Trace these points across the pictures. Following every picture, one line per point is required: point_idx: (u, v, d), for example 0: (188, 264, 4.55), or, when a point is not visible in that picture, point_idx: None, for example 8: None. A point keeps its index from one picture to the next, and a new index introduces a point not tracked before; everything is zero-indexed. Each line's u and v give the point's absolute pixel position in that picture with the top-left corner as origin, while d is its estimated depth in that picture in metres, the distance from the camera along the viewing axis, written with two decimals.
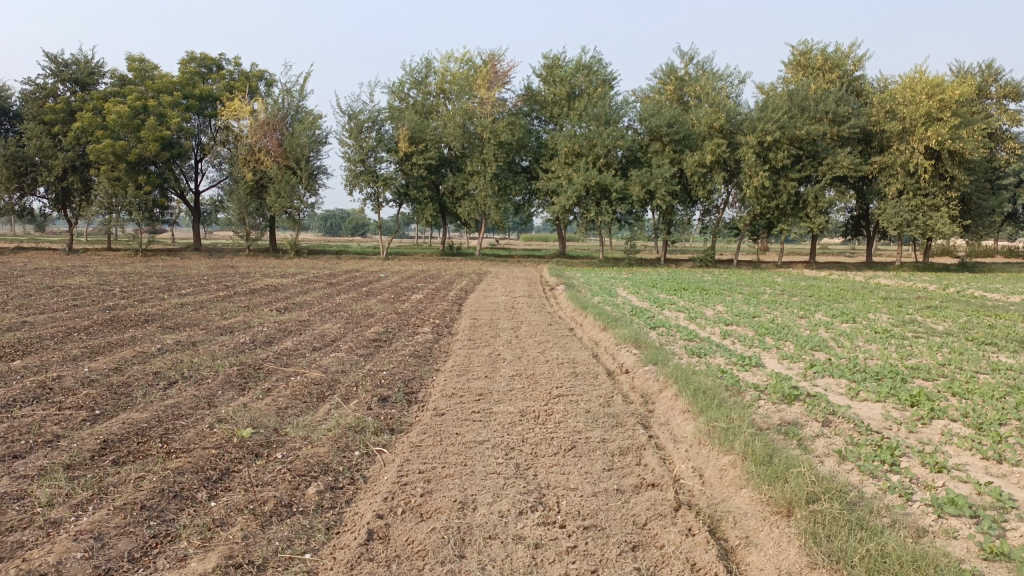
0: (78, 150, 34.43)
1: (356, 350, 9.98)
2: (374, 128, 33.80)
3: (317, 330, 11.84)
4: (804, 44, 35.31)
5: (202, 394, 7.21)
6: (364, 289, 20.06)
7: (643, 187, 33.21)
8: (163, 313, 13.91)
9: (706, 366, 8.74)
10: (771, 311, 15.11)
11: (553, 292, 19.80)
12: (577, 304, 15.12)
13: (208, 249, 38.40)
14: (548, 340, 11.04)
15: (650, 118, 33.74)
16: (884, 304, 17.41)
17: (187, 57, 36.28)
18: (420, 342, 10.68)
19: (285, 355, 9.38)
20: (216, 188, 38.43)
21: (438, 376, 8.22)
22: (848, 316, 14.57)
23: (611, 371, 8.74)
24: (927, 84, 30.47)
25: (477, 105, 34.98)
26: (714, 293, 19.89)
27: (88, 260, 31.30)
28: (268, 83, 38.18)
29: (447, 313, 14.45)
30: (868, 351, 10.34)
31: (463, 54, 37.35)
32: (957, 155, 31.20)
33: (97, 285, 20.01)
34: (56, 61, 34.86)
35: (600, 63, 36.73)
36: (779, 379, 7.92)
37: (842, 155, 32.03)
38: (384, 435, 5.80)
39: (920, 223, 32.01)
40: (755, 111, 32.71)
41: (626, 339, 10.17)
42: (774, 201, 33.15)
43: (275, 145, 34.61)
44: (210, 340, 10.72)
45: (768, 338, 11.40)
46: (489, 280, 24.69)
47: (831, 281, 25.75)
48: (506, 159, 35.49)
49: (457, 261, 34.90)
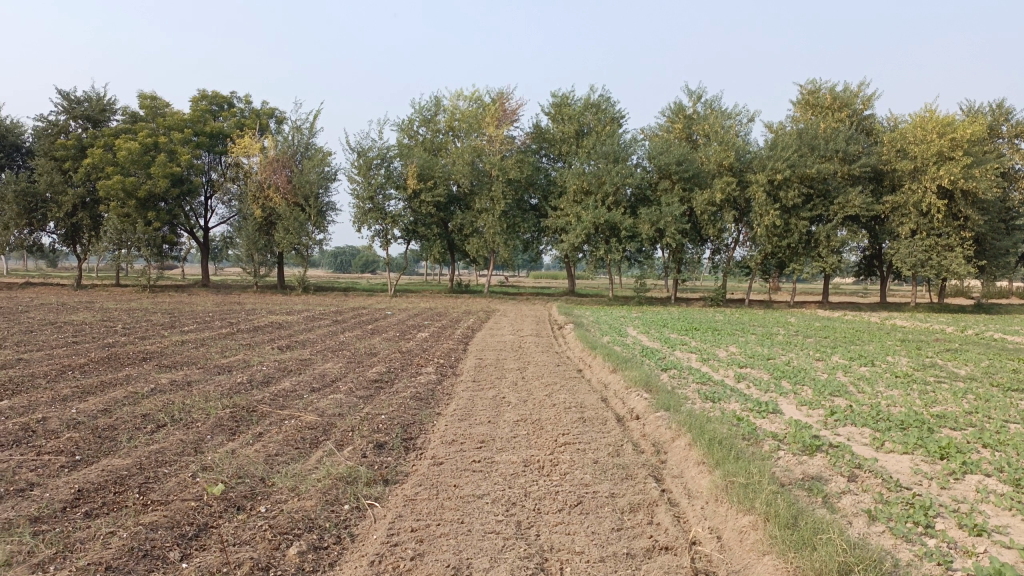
0: (89, 186, 34.54)
1: (356, 391, 9.63)
2: (383, 165, 33.81)
3: (318, 369, 11.50)
4: (813, 83, 35.30)
5: (190, 439, 6.86)
6: (369, 327, 19.74)
7: (653, 226, 32.98)
8: (162, 351, 13.60)
9: (721, 412, 8.34)
10: (786, 353, 14.68)
11: (561, 331, 19.41)
12: (586, 344, 14.75)
13: (215, 285, 38.28)
14: (555, 382, 10.65)
15: (659, 157, 33.67)
16: (901, 346, 16.94)
17: (200, 94, 36.60)
18: (422, 383, 10.31)
19: (281, 397, 9.03)
20: (225, 224, 38.45)
21: (438, 420, 7.85)
22: (865, 359, 14.11)
23: (620, 416, 8.33)
24: (937, 124, 30.29)
25: (486, 143, 35.00)
26: (726, 334, 19.48)
27: (95, 297, 31.17)
28: (279, 121, 38.41)
29: (452, 353, 14.08)
30: (889, 397, 9.90)
31: (472, 93, 37.56)
32: (971, 195, 30.86)
33: (99, 321, 19.76)
34: (70, 98, 35.19)
35: (609, 102, 36.81)
36: (799, 428, 7.51)
37: (854, 194, 31.76)
38: (377, 487, 5.42)
39: (934, 263, 31.50)
40: (765, 149, 32.57)
41: (636, 382, 9.77)
42: (785, 240, 32.85)
43: (284, 182, 34.65)
44: (206, 379, 10.39)
45: (784, 382, 10.97)
46: (496, 318, 24.37)
47: (845, 322, 25.27)
48: (515, 197, 35.38)
49: (465, 299, 34.62)
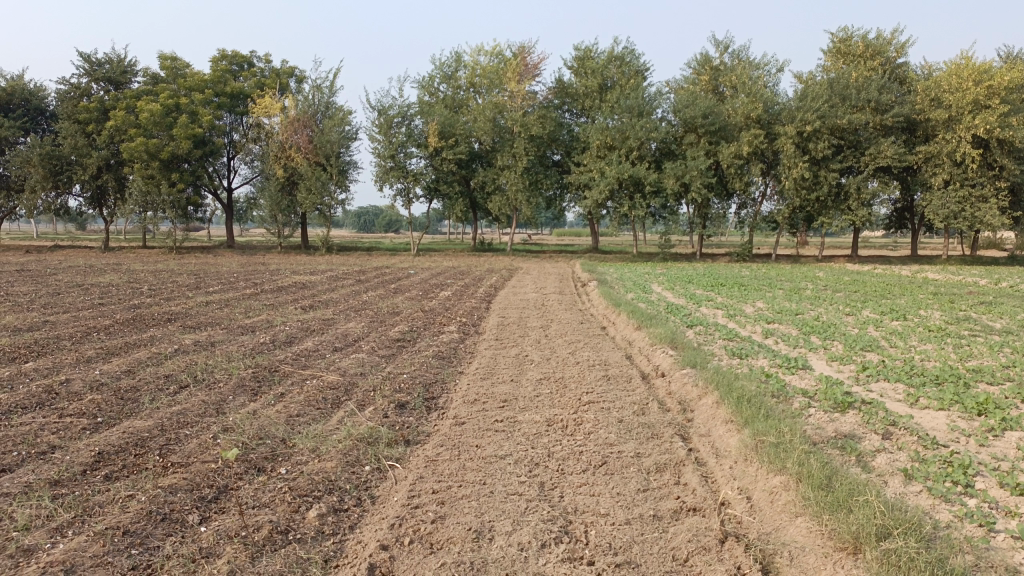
0: (112, 149, 34.63)
1: (378, 350, 9.55)
2: (404, 123, 33.48)
3: (341, 329, 11.45)
4: (844, 30, 34.16)
5: (211, 400, 6.83)
6: (392, 286, 19.68)
7: (677, 180, 32.45)
8: (187, 311, 13.64)
9: (748, 368, 8.16)
10: (815, 308, 14.38)
11: (585, 288, 19.24)
12: (610, 301, 14.56)
13: (240, 247, 38.47)
14: (579, 340, 10.51)
15: (684, 110, 32.96)
16: (934, 300, 16.54)
17: (219, 54, 36.36)
18: (445, 342, 10.21)
19: (303, 357, 8.99)
20: (248, 185, 38.48)
21: (461, 379, 7.76)
22: (897, 313, 13.78)
23: (645, 374, 8.18)
24: (974, 71, 29.23)
25: (507, 99, 34.45)
26: (753, 289, 19.16)
27: (123, 258, 31.46)
28: (298, 80, 38.10)
29: (475, 311, 13.98)
30: (923, 352, 9.62)
31: (493, 48, 36.89)
32: (1008, 144, 29.90)
33: (126, 283, 19.91)
34: (91, 60, 35.12)
35: (633, 54, 35.98)
36: (830, 385, 7.32)
37: (885, 145, 30.93)
38: (398, 447, 5.34)
39: (968, 215, 30.70)
40: (793, 100, 31.74)
41: (662, 339, 9.61)
42: (813, 193, 32.16)
43: (305, 142, 34.48)
44: (229, 340, 10.38)
45: (813, 338, 10.74)
46: (520, 276, 24.20)
47: (875, 275, 24.77)
48: (538, 153, 34.95)
49: (488, 257, 34.49)
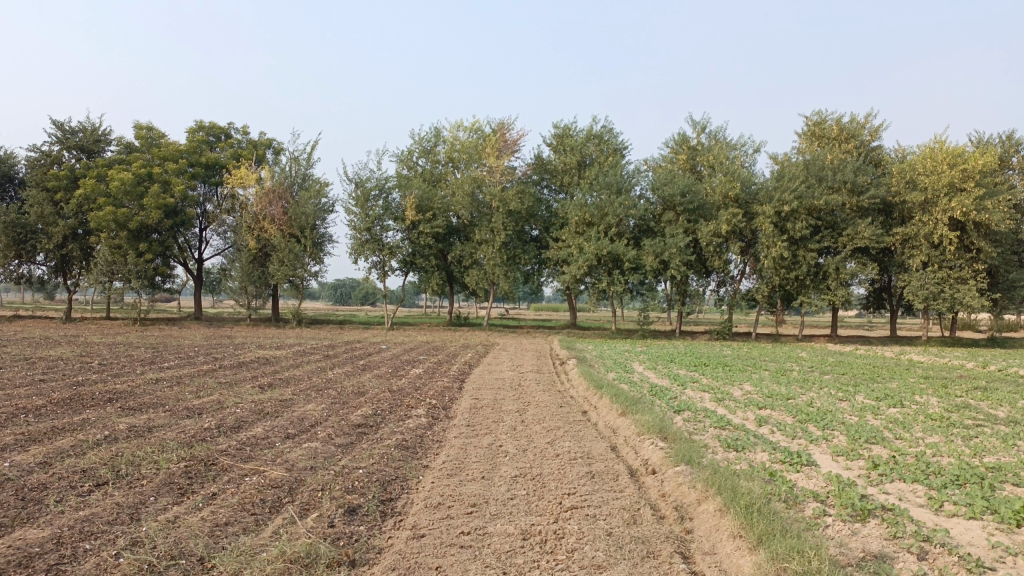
0: (81, 218, 33.72)
1: (335, 438, 8.53)
2: (381, 196, 33.07)
3: (298, 412, 10.44)
4: (819, 114, 34.59)
5: (128, 503, 5.81)
6: (361, 363, 18.69)
7: (657, 257, 32.11)
8: (133, 390, 12.55)
9: (747, 464, 7.31)
10: (806, 392, 13.59)
11: (563, 368, 18.35)
12: (591, 382, 13.70)
13: (208, 319, 37.23)
14: (558, 427, 9.61)
15: (663, 187, 32.91)
16: (927, 385, 15.86)
17: (196, 125, 36.03)
18: (411, 429, 9.24)
19: (248, 446, 7.96)
20: (219, 255, 37.54)
21: (426, 476, 6.82)
22: (893, 399, 13.01)
23: (634, 470, 7.28)
24: (948, 154, 29.53)
25: (486, 174, 34.16)
26: (738, 370, 18.42)
27: (83, 330, 30.19)
28: (275, 151, 37.77)
29: (446, 392, 13.03)
30: (932, 444, 8.82)
31: (472, 124, 36.95)
32: (984, 226, 29.98)
33: (76, 357, 18.68)
34: (63, 128, 34.58)
35: (611, 133, 36.15)
36: (842, 487, 6.47)
37: (863, 225, 30.91)
38: (340, 572, 4.39)
39: (947, 295, 30.44)
40: (771, 180, 31.79)
41: (650, 429, 8.73)
42: (793, 272, 31.90)
43: (279, 213, 33.85)
44: (171, 425, 9.33)
45: (810, 427, 9.93)
46: (496, 352, 23.35)
47: (859, 356, 24.19)
48: (516, 228, 34.53)
49: (464, 333, 33.64)
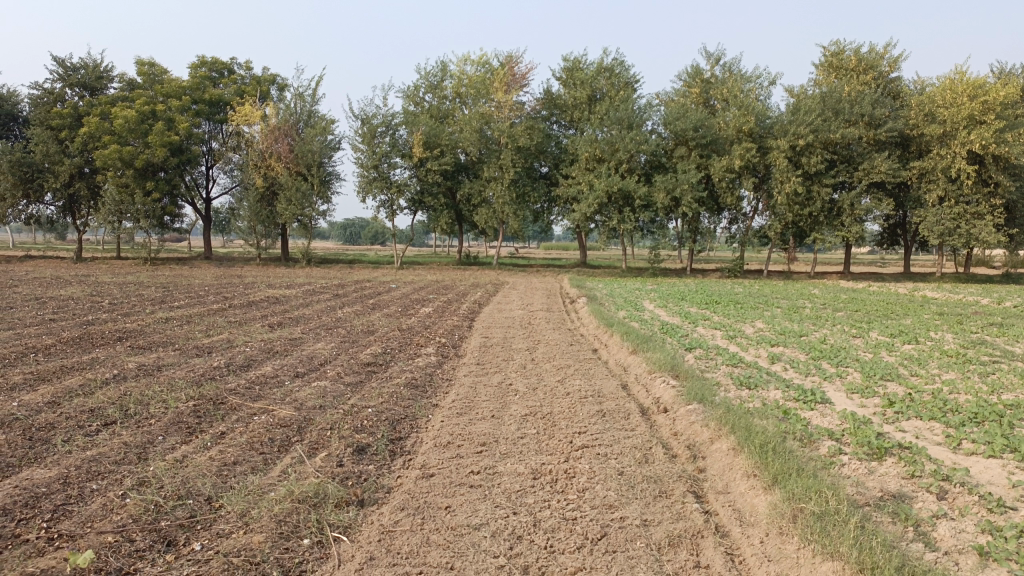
0: (86, 157, 33.43)
1: (343, 377, 8.47)
2: (388, 133, 32.56)
3: (307, 351, 10.39)
4: (836, 44, 33.50)
5: (135, 442, 5.77)
6: (370, 301, 18.61)
7: (668, 194, 31.66)
8: (143, 329, 12.53)
9: (761, 402, 7.21)
10: (819, 329, 13.44)
11: (573, 305, 18.23)
12: (601, 320, 13.58)
13: (217, 258, 37.22)
14: (568, 365, 9.52)
15: (675, 122, 32.23)
16: (940, 321, 15.67)
17: (198, 61, 35.35)
18: (420, 367, 9.18)
19: (257, 385, 7.91)
20: (227, 194, 37.28)
21: (435, 415, 6.75)
22: (907, 336, 12.85)
23: (645, 408, 7.18)
24: (968, 86, 28.69)
25: (494, 109, 33.49)
26: (749, 308, 18.25)
27: (94, 269, 30.24)
28: (280, 88, 37.12)
29: (456, 330, 12.95)
30: (948, 381, 8.69)
31: (479, 57, 36.07)
32: (1003, 160, 29.30)
33: (87, 297, 18.68)
34: (65, 65, 33.97)
35: (622, 66, 35.23)
36: (858, 425, 6.37)
37: (879, 160, 30.27)
38: (348, 512, 4.33)
39: (963, 231, 29.96)
40: (786, 114, 31.05)
41: (661, 367, 8.63)
42: (806, 208, 31.43)
43: (286, 151, 33.48)
44: (179, 364, 9.29)
45: (824, 364, 9.81)
46: (505, 291, 23.23)
47: (872, 293, 23.96)
48: (525, 165, 34.04)
49: (473, 271, 33.56)
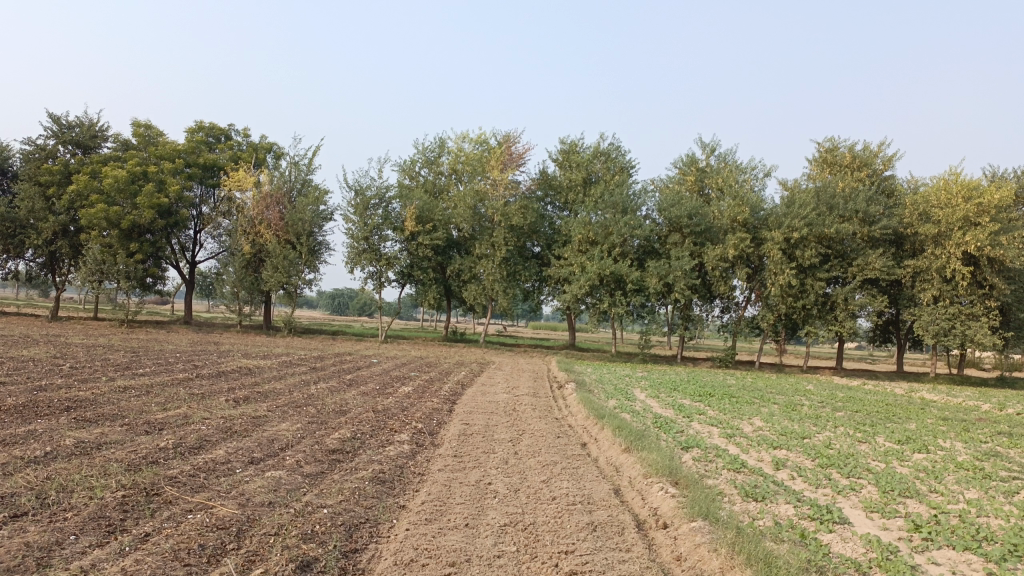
0: (72, 214, 32.80)
1: (303, 467, 7.55)
2: (381, 205, 32.26)
3: (270, 432, 9.48)
4: (830, 141, 33.76)
5: (39, 542, 4.84)
6: (348, 377, 17.66)
7: (661, 280, 31.22)
8: (97, 398, 11.56)
9: (771, 521, 6.38)
10: (822, 431, 12.60)
11: (562, 392, 17.38)
12: (591, 411, 12.72)
13: (198, 323, 36.20)
14: (556, 462, 8.65)
15: (670, 209, 32.06)
16: (946, 428, 14.88)
17: (195, 126, 35.27)
18: (391, 458, 8.28)
19: (202, 473, 7.00)
20: (213, 259, 36.57)
21: (401, 520, 5.86)
22: (916, 443, 12.02)
23: (641, 522, 6.30)
24: (963, 187, 28.63)
25: (489, 187, 33.29)
26: (745, 402, 17.40)
27: (67, 330, 29.22)
28: (276, 155, 37.01)
29: (435, 415, 12.07)
30: (973, 500, 7.84)
31: (477, 136, 36.15)
32: (997, 263, 29.09)
33: (50, 358, 17.70)
34: (60, 122, 33.74)
35: (618, 151, 35.38)
36: (886, 556, 5.53)
37: (873, 256, 30.06)
38: None
39: (958, 331, 29.42)
40: (781, 206, 31.01)
41: (657, 471, 7.79)
42: (800, 300, 30.99)
43: (277, 219, 33.02)
44: (123, 442, 8.35)
45: (833, 473, 8.99)
46: (491, 372, 22.30)
47: (869, 392, 23.22)
48: (517, 244, 33.67)
49: (460, 349, 32.68)
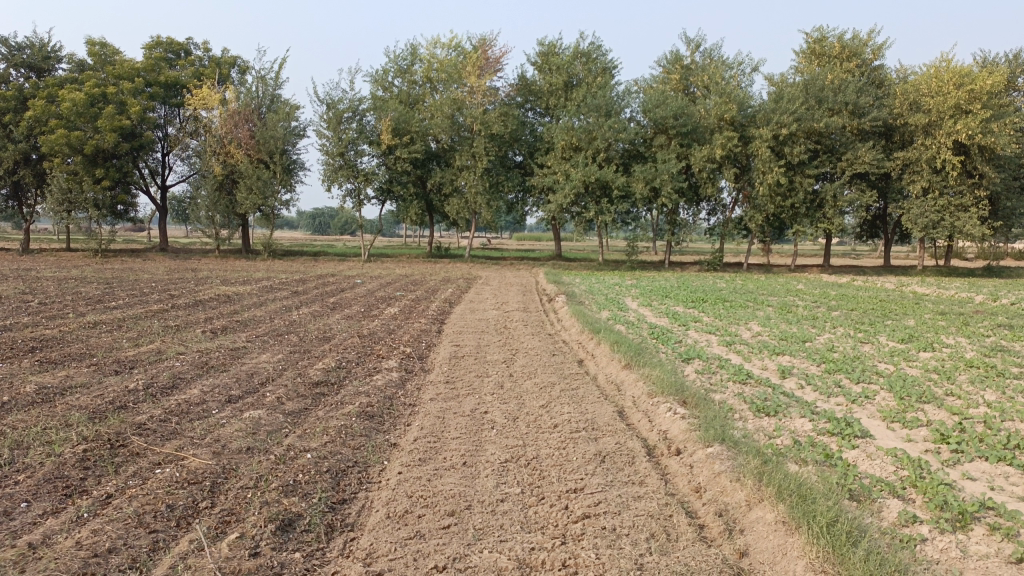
0: (32, 142, 31.22)
1: (284, 404, 7.00)
2: (355, 119, 30.91)
3: (248, 365, 8.91)
4: (819, 31, 32.36)
5: None
6: (332, 300, 17.06)
7: (647, 184, 30.44)
8: (64, 337, 10.91)
9: (790, 440, 5.94)
10: (822, 333, 12.22)
11: (552, 305, 16.88)
12: (584, 324, 12.23)
13: (175, 250, 35.16)
14: (555, 384, 8.18)
15: (655, 109, 30.93)
16: (945, 323, 14.60)
17: (153, 41, 33.29)
18: (379, 388, 7.76)
19: (174, 418, 6.44)
20: (184, 182, 35.21)
21: (392, 462, 5.36)
22: (920, 341, 11.66)
23: (652, 448, 5.85)
24: (954, 74, 27.80)
25: (466, 95, 31.92)
26: (739, 306, 17.01)
27: (38, 262, 28.21)
28: (241, 70, 35.19)
29: (422, 336, 11.56)
30: (994, 403, 7.45)
31: (450, 40, 34.43)
32: (988, 151, 28.46)
33: (19, 295, 16.91)
34: (8, 44, 31.72)
35: (599, 51, 33.87)
36: (919, 475, 5.11)
37: (863, 149, 29.31)
38: None
39: (947, 224, 29.06)
40: (769, 102, 29.96)
41: (663, 389, 7.33)
42: (788, 199, 30.40)
43: (247, 137, 31.57)
44: (90, 386, 7.76)
45: (842, 379, 8.61)
46: (478, 287, 21.75)
47: (862, 289, 22.94)
48: (498, 153, 32.59)
49: (444, 264, 32.04)
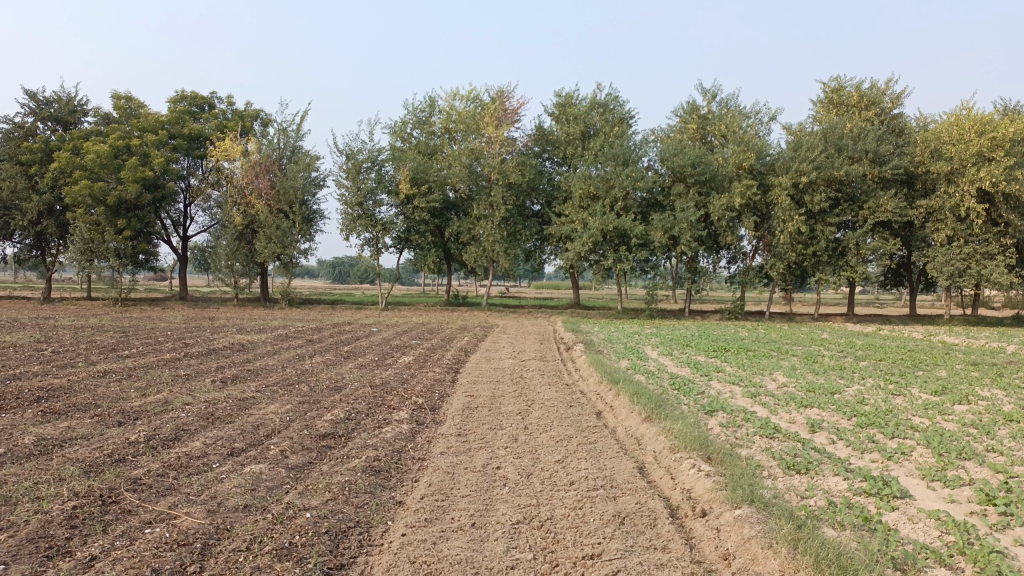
0: (57, 193, 31.68)
1: (288, 458, 6.69)
2: (373, 169, 31.14)
3: (255, 416, 8.63)
4: (836, 80, 32.37)
5: None
6: (346, 349, 16.81)
7: (666, 232, 30.22)
8: (71, 387, 10.70)
9: (823, 501, 5.53)
10: (851, 385, 11.75)
11: (570, 354, 16.51)
12: (603, 375, 11.86)
13: (193, 299, 35.25)
14: (572, 437, 7.81)
15: (672, 158, 30.86)
16: (978, 374, 14.08)
17: (177, 95, 33.94)
18: (388, 441, 7.43)
19: (171, 473, 6.14)
20: (205, 232, 35.48)
21: (396, 522, 5.02)
22: (954, 394, 11.17)
23: (675, 509, 5.47)
24: (976, 122, 27.60)
25: (484, 145, 32.10)
26: (762, 356, 16.55)
27: (58, 312, 28.31)
28: (262, 122, 35.71)
29: (436, 387, 11.24)
30: None
31: (469, 92, 34.80)
32: (1013, 199, 28.04)
33: (33, 344, 16.81)
34: (36, 98, 32.43)
35: (616, 101, 34.07)
36: (967, 540, 4.69)
37: (885, 197, 28.98)
38: None
39: (974, 272, 28.48)
40: (787, 150, 29.83)
41: (686, 444, 6.95)
42: (810, 247, 30.00)
43: (267, 188, 31.87)
44: (90, 438, 7.49)
45: (875, 434, 8.18)
46: (495, 336, 21.45)
47: (889, 338, 22.38)
48: (516, 202, 32.59)
49: (462, 313, 31.82)
